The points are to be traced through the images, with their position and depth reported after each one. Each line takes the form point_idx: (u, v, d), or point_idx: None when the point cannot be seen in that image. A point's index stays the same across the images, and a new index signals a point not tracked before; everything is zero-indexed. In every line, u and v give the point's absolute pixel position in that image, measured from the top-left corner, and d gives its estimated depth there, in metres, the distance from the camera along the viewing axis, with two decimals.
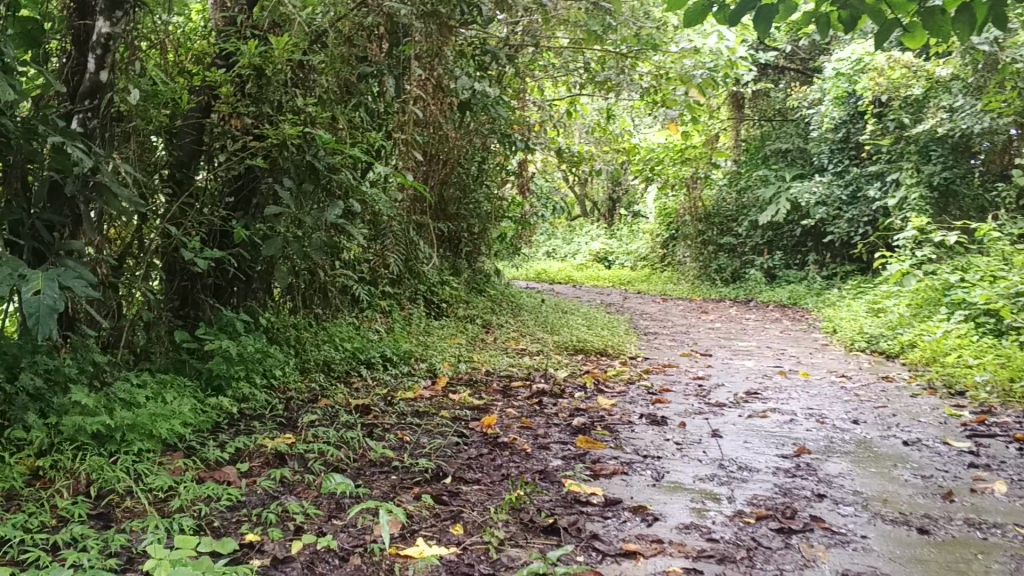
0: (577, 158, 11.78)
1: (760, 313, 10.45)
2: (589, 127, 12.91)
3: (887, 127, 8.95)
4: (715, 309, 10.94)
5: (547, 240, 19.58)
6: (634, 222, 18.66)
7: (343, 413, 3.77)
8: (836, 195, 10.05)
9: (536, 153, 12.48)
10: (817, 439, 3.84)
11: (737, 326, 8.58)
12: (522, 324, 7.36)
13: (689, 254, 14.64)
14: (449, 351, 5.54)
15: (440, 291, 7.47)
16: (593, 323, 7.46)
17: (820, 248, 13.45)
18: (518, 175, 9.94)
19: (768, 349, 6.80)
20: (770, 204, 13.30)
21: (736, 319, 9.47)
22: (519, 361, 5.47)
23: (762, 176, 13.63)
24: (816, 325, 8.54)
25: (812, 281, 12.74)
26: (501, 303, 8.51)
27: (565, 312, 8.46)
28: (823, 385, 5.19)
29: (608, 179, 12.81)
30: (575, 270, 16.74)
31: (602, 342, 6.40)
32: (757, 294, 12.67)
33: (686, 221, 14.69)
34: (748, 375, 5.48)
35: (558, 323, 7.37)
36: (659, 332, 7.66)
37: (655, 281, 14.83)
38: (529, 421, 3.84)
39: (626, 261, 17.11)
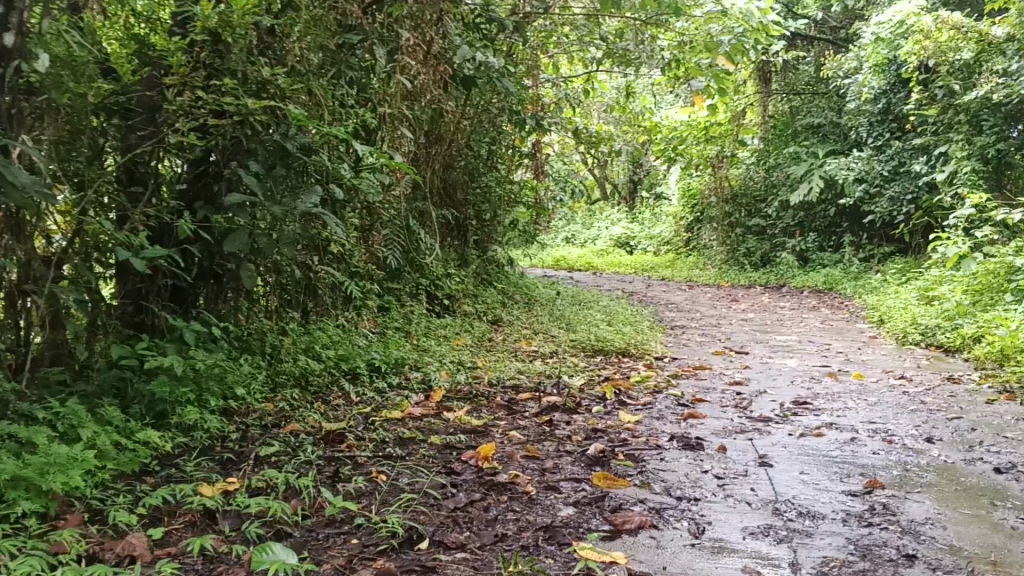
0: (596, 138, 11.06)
1: (795, 300, 9.71)
2: (607, 106, 12.19)
3: (934, 95, 8.14)
4: (745, 296, 10.21)
5: (566, 225, 18.90)
6: (657, 204, 17.91)
7: (311, 445, 3.13)
8: (877, 171, 9.29)
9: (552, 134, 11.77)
10: (889, 467, 3.13)
11: (772, 317, 7.87)
12: (535, 321, 6.68)
13: (716, 237, 13.89)
14: (449, 357, 4.87)
15: (445, 286, 6.82)
16: (613, 316, 6.77)
17: (856, 229, 12.66)
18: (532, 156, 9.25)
19: (810, 345, 6.09)
20: (802, 183, 12.51)
21: (769, 309, 8.74)
22: (530, 367, 4.79)
23: (792, 153, 12.86)
24: (859, 314, 7.80)
25: (848, 263, 11.94)
26: (514, 296, 7.84)
27: (584, 304, 7.76)
28: (881, 389, 4.48)
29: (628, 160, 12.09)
30: (596, 257, 16.02)
31: (624, 340, 5.71)
32: (789, 279, 11.92)
33: (712, 203, 13.91)
34: (793, 378, 4.77)
35: (576, 318, 6.68)
36: (687, 327, 6.95)
37: (679, 267, 14.08)
38: (535, 450, 3.17)
39: (649, 246, 16.40)
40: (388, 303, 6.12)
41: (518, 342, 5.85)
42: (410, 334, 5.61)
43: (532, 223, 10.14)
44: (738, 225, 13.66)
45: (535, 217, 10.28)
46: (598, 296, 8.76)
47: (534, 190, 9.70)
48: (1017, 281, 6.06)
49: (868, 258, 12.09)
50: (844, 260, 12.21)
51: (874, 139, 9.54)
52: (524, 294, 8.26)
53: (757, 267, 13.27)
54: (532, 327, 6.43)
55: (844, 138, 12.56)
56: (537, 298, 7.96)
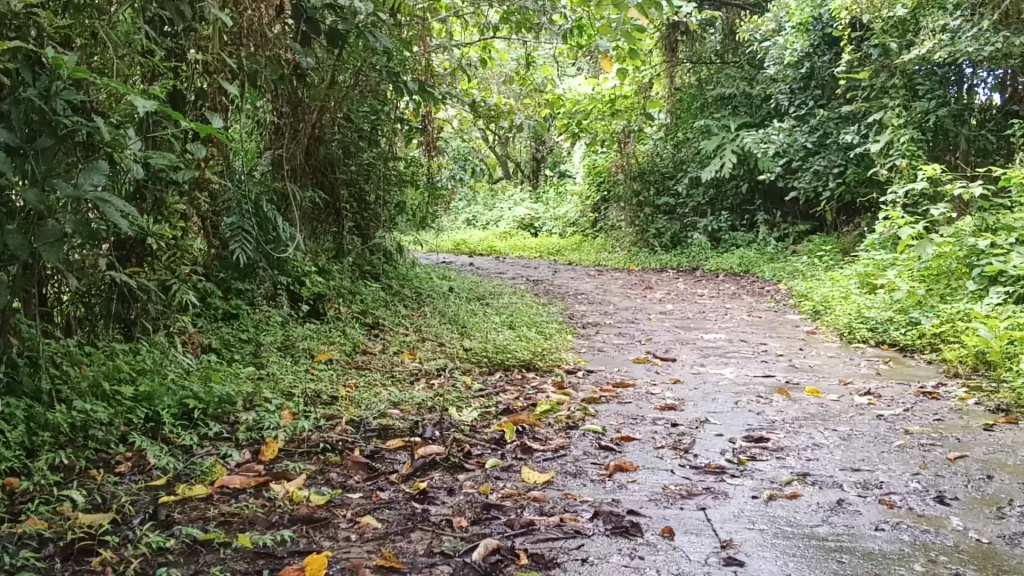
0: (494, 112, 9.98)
1: (714, 286, 8.86)
2: (506, 76, 11.14)
3: (867, 56, 7.35)
4: (659, 283, 9.33)
5: (466, 208, 17.90)
6: (561, 184, 16.96)
7: (43, 569, 2.01)
8: (798, 142, 8.47)
9: (446, 108, 10.66)
10: (907, 557, 2.18)
11: (694, 308, 6.95)
12: (421, 323, 5.59)
13: (624, 217, 13.00)
14: (302, 384, 3.75)
15: (313, 284, 5.66)
16: (512, 314, 5.72)
17: (771, 206, 11.92)
18: (422, 129, 8.14)
19: (746, 347, 5.15)
20: (714, 158, 11.70)
21: (688, 297, 7.86)
22: (408, 394, 3.70)
23: (704, 126, 12.01)
24: (789, 304, 6.97)
25: (764, 244, 11.22)
26: (399, 291, 6.73)
27: (480, 298, 6.70)
28: (849, 412, 3.55)
29: (530, 135, 11.07)
30: (497, 240, 14.99)
31: (525, 347, 4.66)
32: (703, 261, 11.11)
33: (619, 181, 13.02)
34: (738, 398, 3.83)
35: (470, 319, 5.61)
36: (603, 326, 5.96)
37: (586, 249, 13.17)
38: (392, 555, 2.11)
39: (554, 228, 15.44)
40: (236, 309, 4.94)
41: (397, 354, 4.75)
42: (257, 352, 4.44)
43: (425, 206, 9.01)
44: (647, 204, 12.79)
45: (429, 198, 9.17)
46: (496, 288, 7.72)
47: (426, 169, 8.58)
48: (979, 267, 5.27)
49: (785, 237, 11.36)
50: (759, 240, 11.45)
51: (796, 108, 8.76)
52: (411, 287, 7.15)
53: (669, 249, 12.44)
54: (416, 332, 5.33)
55: (758, 109, 11.78)
56: (426, 293, 6.86)
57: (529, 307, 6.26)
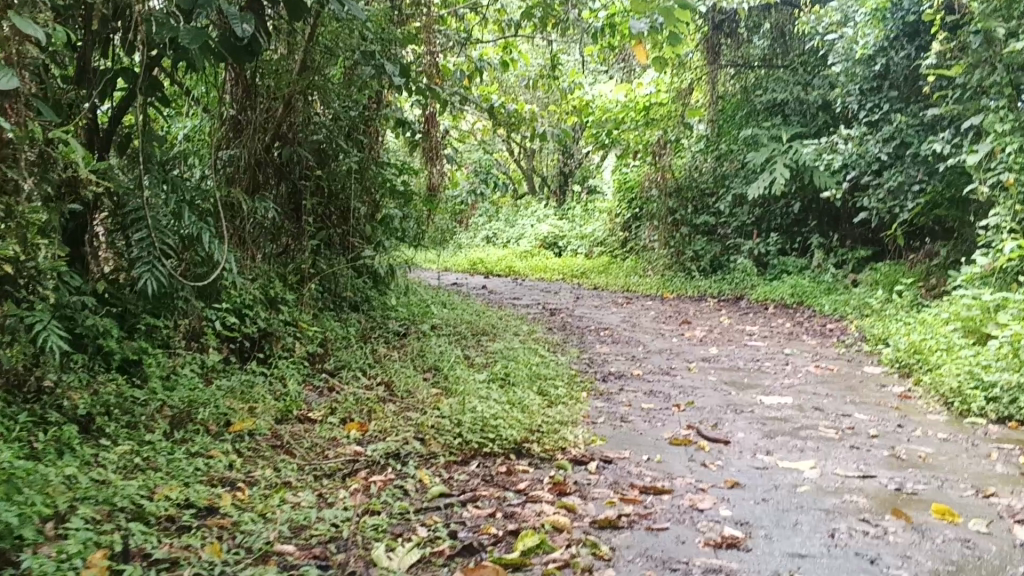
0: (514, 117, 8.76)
1: (764, 322, 7.51)
2: (529, 78, 9.96)
3: (960, 46, 6.05)
4: (699, 315, 7.99)
5: (487, 222, 16.79)
6: (589, 201, 15.66)
7: None
8: (869, 152, 7.24)
9: (461, 113, 9.49)
10: None
11: (745, 353, 5.64)
12: (391, 372, 4.33)
13: (657, 237, 11.68)
14: (167, 491, 2.50)
15: (255, 319, 4.43)
16: (512, 363, 4.45)
17: (826, 228, 10.53)
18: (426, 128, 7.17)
19: (819, 420, 3.82)
20: (761, 173, 10.35)
21: (735, 336, 6.51)
22: (324, 510, 2.42)
23: (749, 136, 10.67)
24: (864, 352, 5.62)
25: (818, 271, 9.83)
26: (376, 327, 5.49)
27: (478, 338, 5.45)
28: (1018, 566, 2.22)
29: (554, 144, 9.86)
30: (518, 259, 13.72)
31: (516, 418, 3.36)
32: (747, 290, 9.75)
33: (653, 197, 11.73)
34: (832, 525, 2.50)
35: (456, 369, 4.35)
36: (629, 378, 4.67)
37: (615, 273, 11.83)
38: None
39: (580, 247, 14.12)
40: (137, 356, 3.73)
41: (345, 424, 3.49)
42: (140, 427, 3.20)
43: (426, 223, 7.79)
44: (684, 224, 11.47)
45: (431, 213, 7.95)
46: (501, 322, 6.46)
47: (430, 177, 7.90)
48: None
49: (842, 265, 9.98)
50: (812, 266, 10.05)
51: (866, 114, 7.46)
52: (395, 320, 5.92)
53: (708, 274, 11.10)
54: (382, 389, 4.08)
55: (812, 118, 10.36)
56: (410, 332, 5.62)
57: (535, 351, 5.00)
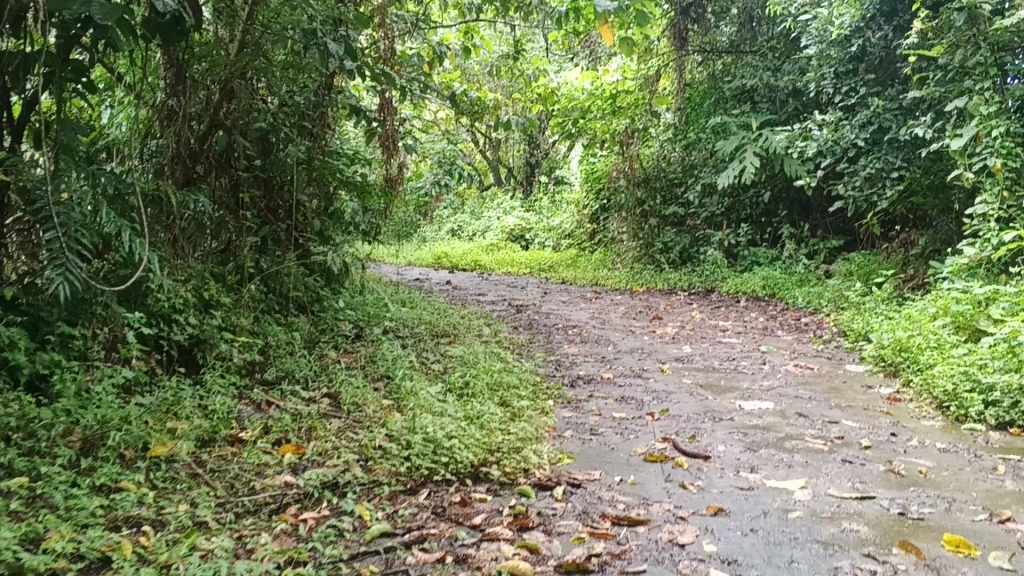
0: (476, 106, 8.39)
1: (737, 316, 7.20)
2: (492, 64, 9.58)
3: (941, 25, 5.77)
4: (670, 310, 7.67)
5: (452, 215, 16.39)
6: (556, 192, 15.31)
7: None
8: (846, 139, 6.94)
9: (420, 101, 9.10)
10: None
11: (720, 351, 5.32)
12: (336, 382, 3.94)
13: (626, 229, 11.35)
14: (54, 538, 2.12)
15: (188, 325, 4.03)
16: (470, 367, 4.09)
17: (797, 218, 10.27)
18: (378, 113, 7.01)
19: (805, 428, 3.50)
20: (731, 161, 10.06)
21: (708, 333, 6.20)
22: (240, 560, 2.05)
23: (719, 124, 10.37)
24: (844, 350, 5.32)
25: (790, 262, 9.56)
26: (323, 331, 5.11)
27: (435, 339, 5.09)
28: None
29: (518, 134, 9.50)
30: (483, 253, 13.35)
31: (471, 435, 2.99)
32: (719, 283, 9.44)
33: (620, 187, 11.41)
34: (835, 563, 2.16)
35: (410, 377, 3.98)
36: (599, 382, 4.31)
37: (582, 266, 11.50)
38: None
39: (547, 240, 13.76)
40: (48, 370, 3.33)
41: (278, 446, 3.11)
42: (42, 455, 2.80)
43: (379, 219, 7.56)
44: (653, 215, 11.15)
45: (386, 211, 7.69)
46: (462, 322, 6.09)
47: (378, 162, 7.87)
48: None
49: (814, 256, 9.71)
50: (785, 257, 9.77)
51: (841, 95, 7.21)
52: (347, 322, 5.53)
53: (677, 267, 10.79)
54: (326, 402, 3.70)
55: (781, 105, 10.07)
56: (362, 335, 5.24)
57: (496, 354, 4.64)
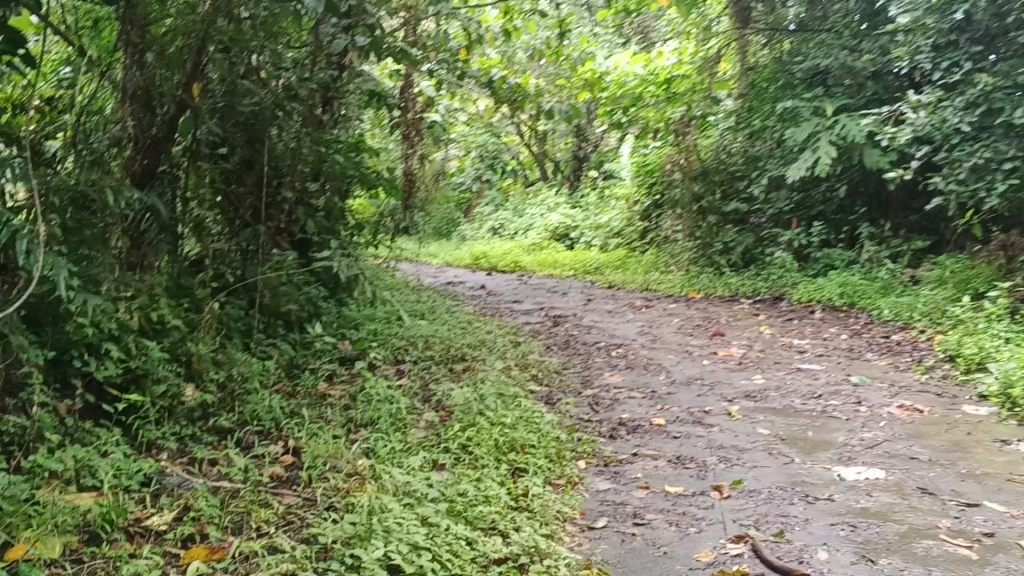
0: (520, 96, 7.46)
1: (813, 332, 6.17)
2: (534, 47, 8.68)
3: None
4: (734, 323, 6.67)
5: (495, 212, 15.53)
6: (605, 189, 14.32)
7: None
8: (948, 123, 6.16)
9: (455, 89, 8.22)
10: None
11: (799, 384, 4.32)
12: (304, 433, 3.05)
13: (681, 228, 10.34)
14: None
15: (123, 358, 3.16)
16: (479, 415, 3.16)
17: (876, 216, 9.16)
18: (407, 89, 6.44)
19: (936, 519, 2.50)
20: (801, 152, 8.99)
21: (781, 355, 5.20)
22: None
23: (787, 111, 9.33)
24: (957, 384, 4.29)
25: (869, 268, 8.46)
26: (313, 357, 4.23)
27: (447, 370, 4.18)
28: None
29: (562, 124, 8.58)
30: (525, 252, 12.42)
31: (456, 545, 2.08)
32: (787, 289, 8.40)
33: (675, 181, 10.42)
34: None
35: (402, 429, 3.07)
36: (647, 434, 3.35)
37: (632, 268, 10.50)
38: None
39: (595, 239, 12.79)
40: None
41: (190, 546, 2.21)
42: None
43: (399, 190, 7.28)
44: (711, 212, 10.13)
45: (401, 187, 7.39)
46: (486, 341, 5.18)
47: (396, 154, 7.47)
48: None
49: (895, 259, 8.61)
50: (862, 260, 8.68)
51: (940, 70, 6.51)
52: (347, 345, 4.65)
53: (738, 270, 9.75)
54: (281, 465, 2.80)
55: (858, 89, 8.98)
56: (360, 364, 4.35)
57: (518, 394, 3.70)
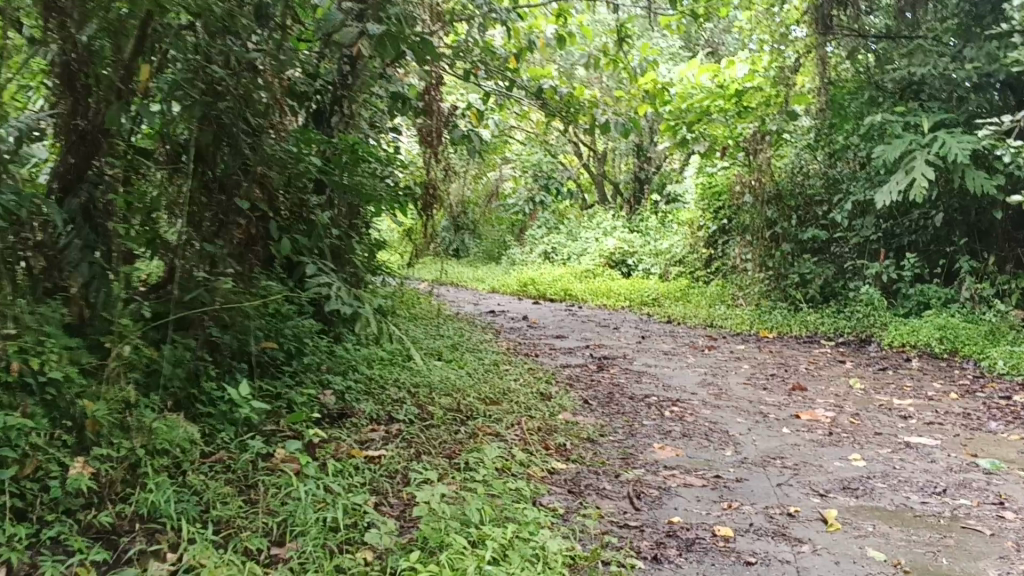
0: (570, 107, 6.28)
1: (915, 389, 5.07)
2: (590, 54, 7.72)
3: None
4: (815, 373, 5.58)
5: (547, 235, 14.55)
6: (667, 212, 13.25)
7: None
8: None
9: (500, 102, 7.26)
10: None
11: (913, 470, 3.24)
12: (208, 551, 2.13)
13: (750, 257, 9.26)
14: None
15: None
16: (460, 528, 2.19)
17: (977, 248, 7.97)
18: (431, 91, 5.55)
19: None
20: (892, 174, 7.86)
21: (882, 422, 4.12)
22: None
23: (875, 127, 8.21)
24: None
25: (971, 311, 7.29)
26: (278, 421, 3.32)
27: (445, 446, 3.23)
28: None
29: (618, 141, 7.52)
30: (576, 280, 11.43)
31: None
32: (876, 330, 7.27)
33: (745, 204, 9.35)
34: None
35: (344, 551, 2.12)
36: (708, 554, 2.34)
37: (694, 300, 9.44)
38: None
39: (653, 266, 11.74)
40: None
41: None
42: None
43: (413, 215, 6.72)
44: (785, 240, 9.03)
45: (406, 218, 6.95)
46: (510, 392, 4.21)
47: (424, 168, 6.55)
48: None
49: (1002, 299, 7.44)
50: (962, 299, 7.50)
51: None
52: (331, 399, 3.74)
53: (816, 307, 8.62)
54: None
55: (959, 103, 7.82)
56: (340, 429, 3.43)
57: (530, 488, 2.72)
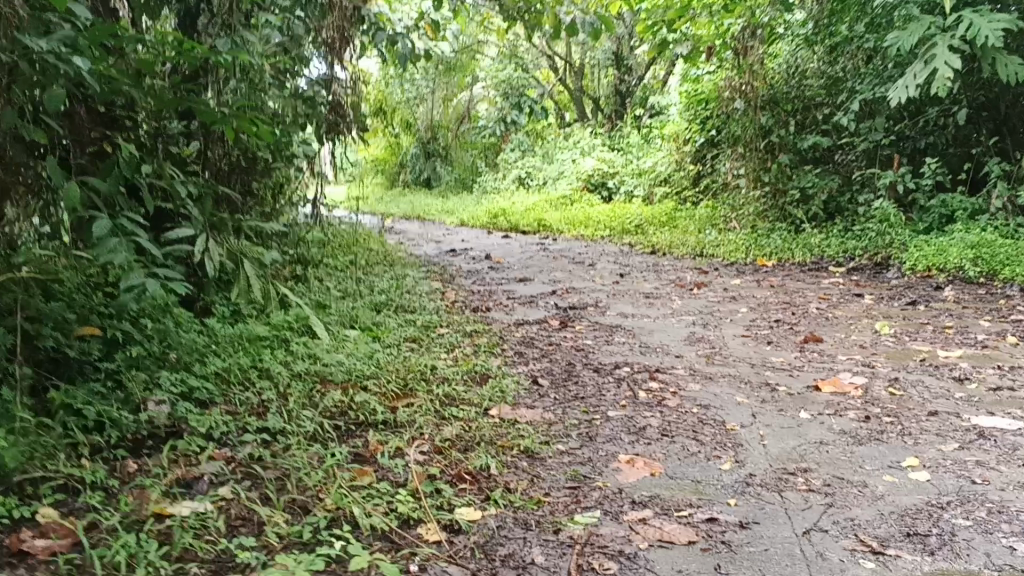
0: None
1: (962, 333, 3.97)
2: None
3: None
4: (832, 314, 4.48)
5: (521, 159, 13.33)
6: (649, 125, 11.99)
7: None
8: None
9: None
10: None
11: (1001, 487, 2.17)
12: None
13: (744, 172, 8.11)
14: None
15: None
16: None
17: (1008, 147, 6.81)
18: None
19: None
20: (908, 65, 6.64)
21: (932, 391, 3.03)
22: None
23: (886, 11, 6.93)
24: None
25: (1006, 223, 6.18)
26: (58, 460, 2.22)
27: (300, 488, 2.13)
28: None
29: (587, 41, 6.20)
30: (552, 208, 10.28)
31: None
32: (894, 252, 6.18)
33: (736, 112, 8.15)
34: None
35: None
36: None
37: (682, 225, 8.32)
38: None
39: (636, 188, 10.59)
40: None
41: None
42: None
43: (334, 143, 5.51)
44: (783, 151, 7.87)
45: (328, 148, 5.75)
46: (429, 375, 3.11)
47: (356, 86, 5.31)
48: None
49: None
50: (994, 208, 6.38)
51: None
52: (162, 410, 2.63)
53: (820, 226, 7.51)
54: None
55: None
56: (157, 463, 2.35)
57: None
